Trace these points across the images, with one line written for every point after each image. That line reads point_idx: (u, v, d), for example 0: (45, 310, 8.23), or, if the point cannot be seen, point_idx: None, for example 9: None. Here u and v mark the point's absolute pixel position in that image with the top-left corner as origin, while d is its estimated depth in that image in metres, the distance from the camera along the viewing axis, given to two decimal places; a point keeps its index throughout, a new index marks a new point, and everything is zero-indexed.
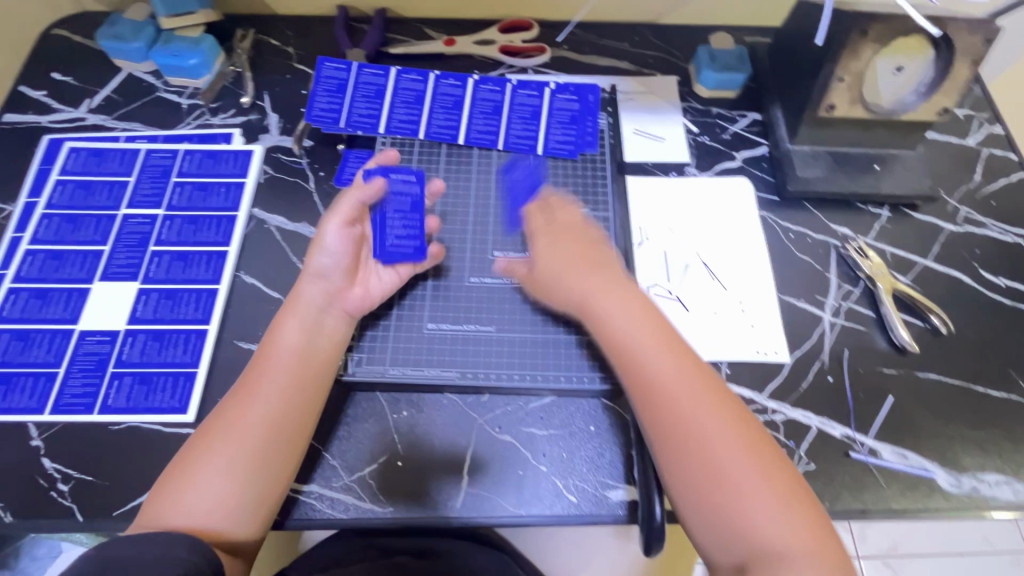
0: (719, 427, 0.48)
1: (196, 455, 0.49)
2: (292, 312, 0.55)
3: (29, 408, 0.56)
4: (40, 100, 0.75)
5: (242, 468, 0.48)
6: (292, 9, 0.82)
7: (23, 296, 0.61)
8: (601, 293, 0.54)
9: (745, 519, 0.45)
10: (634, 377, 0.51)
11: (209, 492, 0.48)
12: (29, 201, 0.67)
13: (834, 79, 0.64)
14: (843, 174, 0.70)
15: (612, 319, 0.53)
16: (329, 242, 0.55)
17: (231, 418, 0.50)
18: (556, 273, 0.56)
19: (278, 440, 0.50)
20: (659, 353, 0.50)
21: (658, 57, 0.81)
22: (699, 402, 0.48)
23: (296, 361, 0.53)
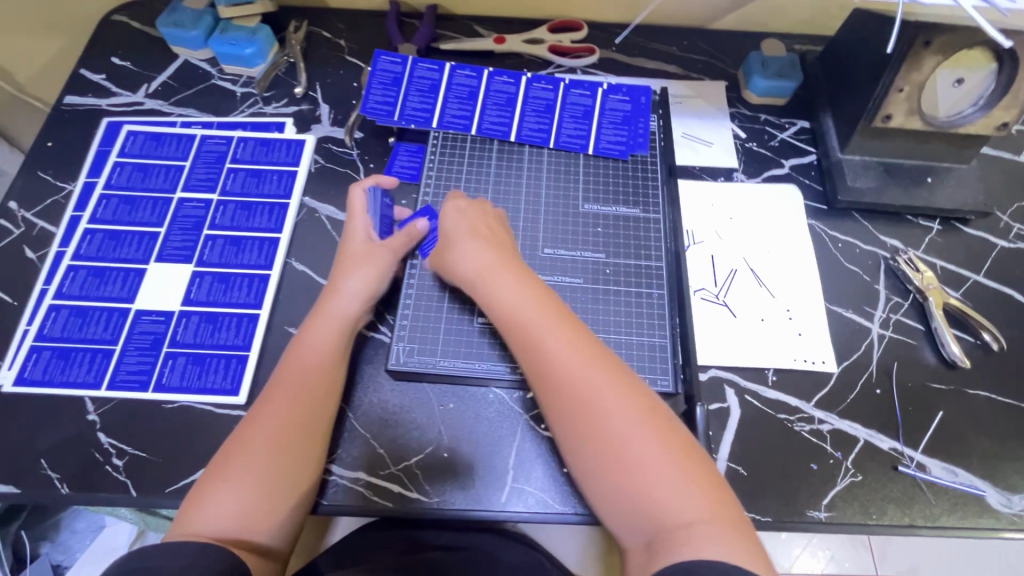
0: (615, 403, 0.46)
1: (225, 464, 0.48)
2: (321, 324, 0.56)
3: (86, 383, 0.57)
4: (100, 83, 0.76)
5: (279, 472, 0.48)
6: (345, 3, 0.83)
7: (81, 273, 0.63)
8: (498, 275, 0.53)
9: (644, 494, 0.43)
10: (529, 359, 0.49)
11: (241, 498, 0.47)
12: (89, 181, 0.69)
13: (893, 88, 0.63)
14: (894, 186, 0.70)
15: (503, 299, 0.52)
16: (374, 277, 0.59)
17: (262, 426, 0.50)
18: (457, 251, 0.55)
19: (300, 440, 0.51)
20: (551, 331, 0.49)
21: (706, 61, 0.81)
22: (592, 379, 0.47)
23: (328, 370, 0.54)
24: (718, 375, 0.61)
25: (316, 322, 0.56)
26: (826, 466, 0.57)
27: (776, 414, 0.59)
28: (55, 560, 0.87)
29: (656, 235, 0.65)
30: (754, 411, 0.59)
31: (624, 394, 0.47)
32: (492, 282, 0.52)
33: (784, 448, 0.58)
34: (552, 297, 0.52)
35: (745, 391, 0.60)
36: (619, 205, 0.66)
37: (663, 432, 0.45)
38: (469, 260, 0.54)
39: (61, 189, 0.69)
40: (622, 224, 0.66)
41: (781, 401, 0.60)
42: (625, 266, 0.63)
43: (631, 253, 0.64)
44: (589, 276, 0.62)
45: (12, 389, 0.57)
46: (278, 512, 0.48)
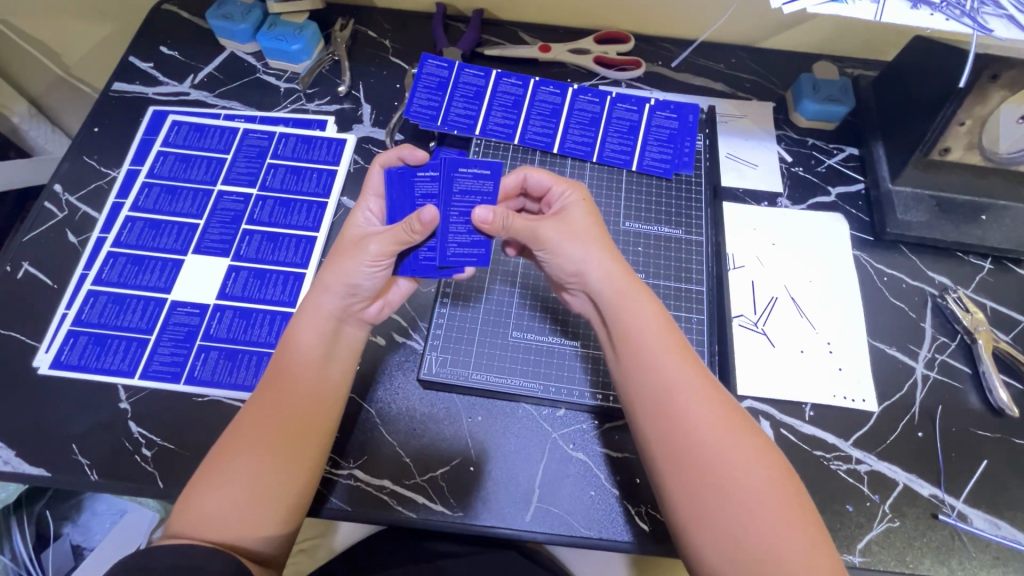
0: (738, 447, 0.43)
1: (216, 461, 0.47)
2: (309, 317, 0.53)
3: (120, 370, 0.58)
4: (147, 72, 0.77)
5: (263, 474, 0.46)
6: (392, 3, 0.83)
7: (120, 260, 0.63)
8: (624, 289, 0.50)
9: (763, 553, 0.40)
10: (645, 385, 0.46)
11: (230, 499, 0.45)
12: (132, 168, 0.69)
13: (954, 122, 0.60)
14: (947, 221, 0.67)
15: (630, 317, 0.49)
16: (362, 272, 0.52)
17: (250, 425, 0.48)
18: (575, 244, 0.52)
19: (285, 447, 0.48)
20: (669, 361, 0.47)
21: (755, 81, 0.79)
22: (715, 416, 0.44)
23: (319, 368, 0.51)
24: (754, 407, 0.59)
25: (310, 313, 0.53)
26: (862, 508, 0.55)
27: (812, 451, 0.57)
28: (75, 540, 0.89)
29: (697, 258, 0.64)
30: (790, 446, 0.58)
31: (748, 438, 0.44)
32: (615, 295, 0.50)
33: (819, 487, 0.56)
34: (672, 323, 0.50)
35: (781, 424, 0.59)
36: (660, 224, 0.66)
37: (785, 484, 0.43)
38: (585, 265, 0.51)
39: (104, 175, 0.70)
40: (663, 244, 0.65)
41: (818, 437, 0.58)
42: (664, 288, 0.62)
43: (670, 275, 0.63)
44: None
45: (48, 372, 0.58)
46: (262, 515, 0.46)
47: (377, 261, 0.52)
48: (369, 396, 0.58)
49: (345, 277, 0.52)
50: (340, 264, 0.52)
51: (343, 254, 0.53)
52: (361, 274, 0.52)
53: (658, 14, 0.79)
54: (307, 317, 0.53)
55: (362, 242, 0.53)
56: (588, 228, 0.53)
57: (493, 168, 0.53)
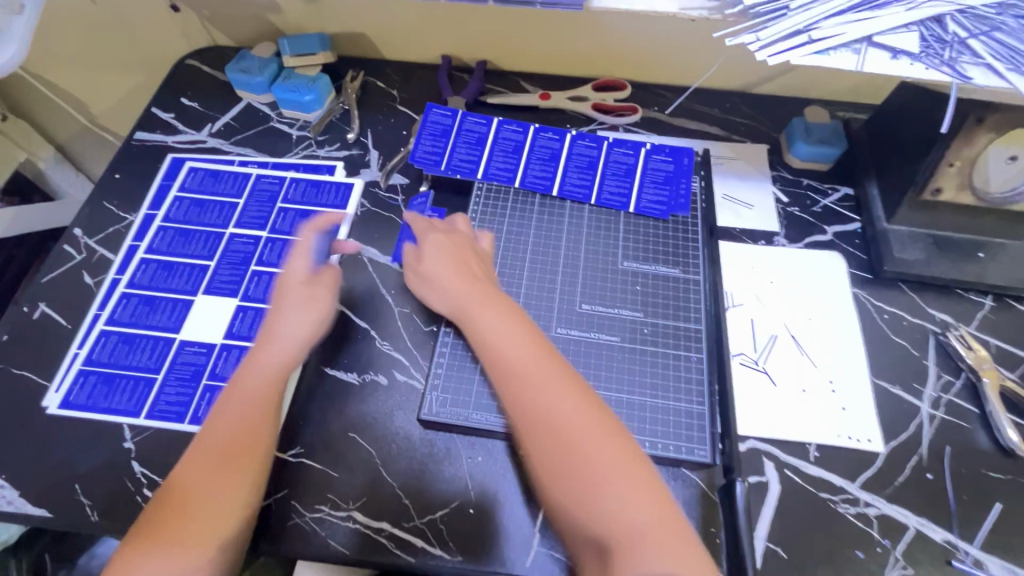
0: (583, 421, 0.48)
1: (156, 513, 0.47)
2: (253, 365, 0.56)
3: (126, 410, 0.59)
4: (168, 121, 0.81)
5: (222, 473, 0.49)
6: (400, 56, 0.87)
7: (133, 300, 0.65)
8: (483, 301, 0.56)
9: (600, 509, 0.44)
10: (503, 384, 0.52)
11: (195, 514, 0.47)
12: (149, 212, 0.72)
13: (943, 163, 0.62)
14: (943, 259, 0.68)
15: (481, 327, 0.55)
16: (292, 301, 0.59)
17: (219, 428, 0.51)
18: (440, 276, 0.59)
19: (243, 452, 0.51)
20: (516, 348, 0.52)
21: (748, 124, 0.82)
22: (562, 398, 0.49)
23: (265, 391, 0.54)
24: (757, 447, 0.59)
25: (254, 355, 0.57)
26: (873, 554, 0.54)
27: (819, 493, 0.56)
28: None
29: (695, 296, 0.65)
30: (795, 487, 0.57)
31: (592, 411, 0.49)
32: (472, 309, 0.56)
33: (826, 532, 0.54)
34: (523, 319, 0.56)
35: (785, 465, 0.58)
36: (658, 264, 0.67)
37: (629, 454, 0.47)
38: (444, 291, 0.58)
39: (122, 219, 0.72)
40: (661, 283, 0.66)
41: (823, 479, 0.57)
42: (662, 326, 0.63)
43: (669, 313, 0.64)
44: (626, 335, 0.62)
45: (57, 411, 0.59)
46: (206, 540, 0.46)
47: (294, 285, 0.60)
48: (370, 436, 0.58)
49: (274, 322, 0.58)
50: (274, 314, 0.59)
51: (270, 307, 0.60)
52: (285, 318, 0.58)
53: (653, 63, 0.83)
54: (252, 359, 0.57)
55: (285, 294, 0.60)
56: (445, 262, 0.60)
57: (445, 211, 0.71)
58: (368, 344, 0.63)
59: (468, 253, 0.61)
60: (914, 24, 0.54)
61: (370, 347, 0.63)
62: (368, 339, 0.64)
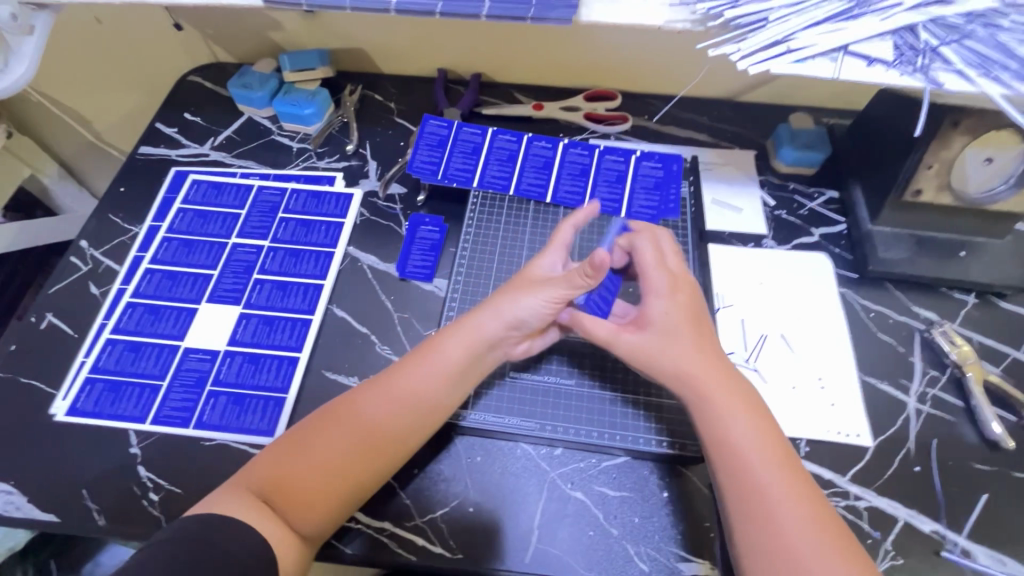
0: (826, 560, 0.44)
1: (303, 439, 0.51)
2: (460, 331, 0.56)
3: (131, 416, 0.60)
4: (171, 136, 0.83)
5: (353, 455, 0.50)
6: (397, 69, 0.90)
7: (138, 309, 0.67)
8: (717, 386, 0.52)
9: None
10: (734, 475, 0.48)
11: (319, 477, 0.49)
12: (154, 224, 0.74)
13: (922, 165, 0.64)
14: (927, 258, 0.70)
15: (730, 423, 0.50)
16: (529, 308, 0.56)
17: (382, 408, 0.52)
18: (676, 342, 0.55)
19: (385, 447, 0.52)
20: (757, 451, 0.49)
21: (736, 131, 0.84)
22: (801, 523, 0.45)
23: (432, 397, 0.54)
24: None
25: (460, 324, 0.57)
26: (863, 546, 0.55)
27: None
28: None
29: None
30: None
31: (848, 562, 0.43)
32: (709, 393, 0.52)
33: None
34: (776, 431, 0.51)
35: None
36: None
37: None
38: (675, 355, 0.54)
39: (127, 231, 0.74)
40: None
41: (814, 473, 0.58)
42: None
43: None
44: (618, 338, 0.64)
45: (64, 419, 0.60)
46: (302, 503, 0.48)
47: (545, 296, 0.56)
48: None
49: (508, 310, 0.56)
50: (512, 296, 0.57)
51: (509, 288, 0.58)
52: (524, 310, 0.56)
53: (642, 74, 0.85)
54: (455, 328, 0.57)
55: (538, 281, 0.57)
56: (678, 321, 0.56)
57: (439, 227, 0.73)
58: (369, 349, 0.65)
59: (693, 283, 0.60)
60: (888, 33, 0.56)
61: (370, 352, 0.65)
62: (368, 344, 0.65)
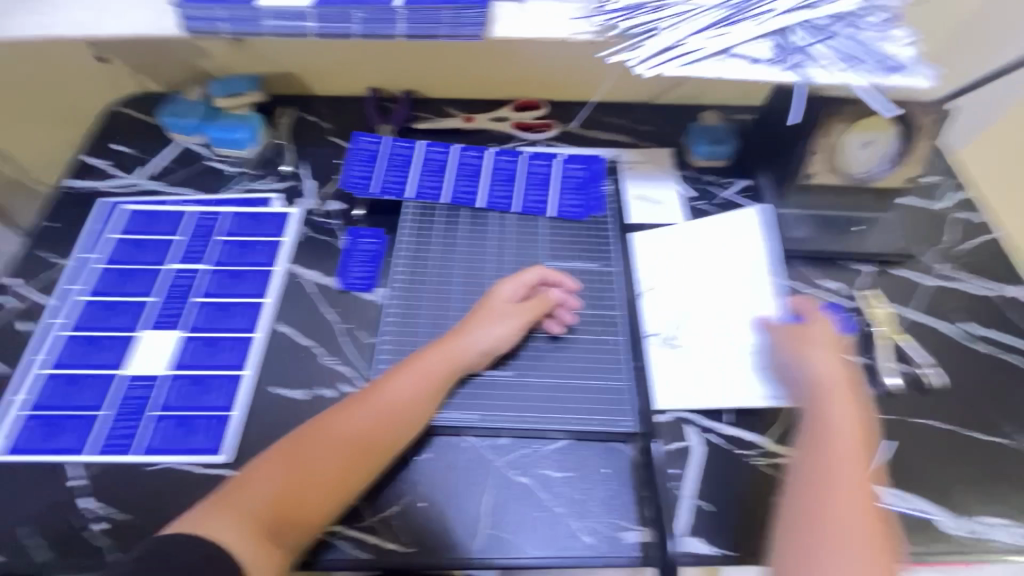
0: (851, 522, 0.47)
1: (291, 457, 0.52)
2: (440, 351, 0.61)
3: (71, 448, 0.59)
4: (101, 167, 0.83)
5: (333, 468, 0.53)
6: (328, 90, 0.92)
7: (73, 342, 0.66)
8: (846, 388, 0.56)
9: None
10: (810, 449, 0.52)
11: (300, 489, 0.51)
12: (86, 256, 0.73)
13: (810, 151, 0.72)
14: (826, 234, 0.77)
15: (834, 410, 0.54)
16: (494, 332, 0.63)
17: (362, 421, 0.55)
18: (818, 346, 0.59)
19: (365, 460, 0.54)
20: (857, 446, 0.52)
21: (653, 131, 0.91)
22: (852, 502, 0.48)
23: (410, 412, 0.57)
24: (679, 416, 0.64)
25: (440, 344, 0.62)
26: None
27: (734, 449, 0.62)
28: None
29: (613, 287, 0.72)
30: (712, 447, 0.62)
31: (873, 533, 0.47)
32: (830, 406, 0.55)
33: (747, 485, 0.59)
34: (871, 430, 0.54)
35: (703, 429, 0.63)
36: (577, 261, 0.74)
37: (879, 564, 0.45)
38: (822, 364, 0.58)
39: (58, 264, 0.74)
40: (584, 278, 0.72)
41: (738, 436, 0.62)
42: (584, 315, 0.69)
43: (591, 303, 0.70)
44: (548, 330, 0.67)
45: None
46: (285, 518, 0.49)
47: (508, 321, 0.64)
48: None
49: (480, 333, 0.63)
50: (480, 320, 0.63)
51: (481, 313, 0.64)
52: (489, 333, 0.63)
53: (563, 83, 0.91)
54: (438, 348, 0.62)
55: (503, 309, 0.65)
56: (835, 342, 0.59)
57: (378, 238, 0.75)
58: (314, 361, 0.67)
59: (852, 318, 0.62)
60: (765, 36, 0.63)
61: (315, 364, 0.66)
62: (313, 356, 0.67)
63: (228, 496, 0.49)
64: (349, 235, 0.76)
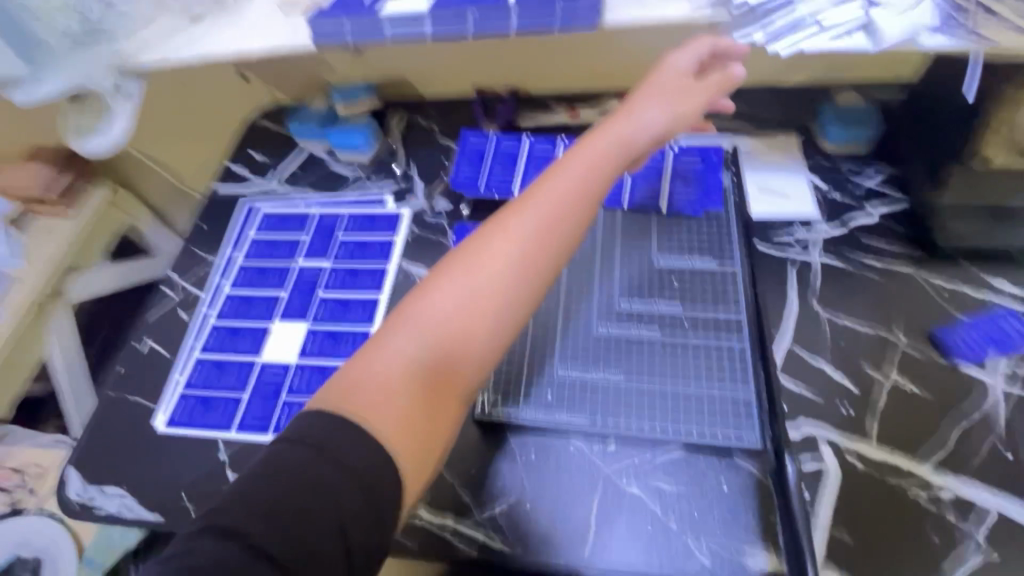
0: None
1: (455, 280, 0.46)
2: (591, 146, 0.53)
3: (220, 426, 0.67)
4: (242, 174, 0.93)
5: (488, 288, 0.46)
6: (436, 94, 0.95)
7: (221, 331, 0.74)
8: None
9: None
10: None
11: (453, 303, 0.45)
12: (231, 254, 0.82)
13: (980, 132, 0.60)
14: (1002, 231, 0.65)
15: None
16: (655, 118, 0.56)
17: (517, 227, 0.48)
18: None
19: (527, 275, 0.47)
20: None
21: (778, 117, 0.82)
22: None
23: (569, 219, 0.49)
24: (813, 433, 0.57)
25: (599, 134, 0.55)
26: (952, 540, 0.51)
27: (884, 477, 0.54)
28: None
29: (734, 286, 0.66)
30: (856, 473, 0.54)
31: None
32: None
33: (900, 520, 0.52)
34: None
35: (845, 451, 0.56)
36: (694, 258, 0.69)
37: None
38: None
39: (210, 262, 0.83)
40: (701, 276, 0.67)
41: (888, 463, 0.54)
42: (702, 316, 0.64)
43: (708, 303, 0.65)
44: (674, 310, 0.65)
45: (165, 431, 0.68)
46: (442, 346, 0.44)
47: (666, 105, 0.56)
48: None
49: (638, 125, 0.55)
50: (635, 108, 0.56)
51: (639, 96, 0.58)
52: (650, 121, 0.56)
53: None
54: (598, 135, 0.55)
55: (662, 91, 0.57)
56: None
57: None
58: None
59: None
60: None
61: None
62: None
63: (386, 327, 0.45)
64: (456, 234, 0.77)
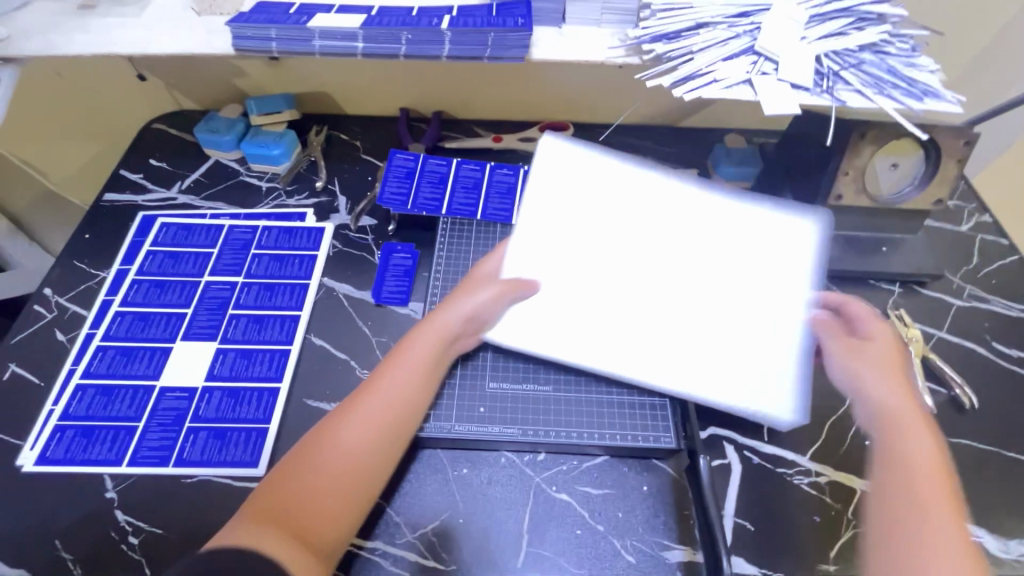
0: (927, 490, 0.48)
1: (308, 457, 0.51)
2: (426, 332, 0.60)
3: (107, 460, 0.59)
4: (138, 181, 0.84)
5: (341, 462, 0.51)
6: (360, 111, 0.94)
7: (109, 353, 0.66)
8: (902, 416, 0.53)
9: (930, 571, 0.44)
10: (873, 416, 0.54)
11: (314, 475, 0.50)
12: (122, 268, 0.74)
13: (839, 173, 0.72)
14: (854, 255, 0.78)
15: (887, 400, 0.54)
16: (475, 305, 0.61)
17: (364, 408, 0.54)
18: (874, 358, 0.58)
19: (377, 450, 0.53)
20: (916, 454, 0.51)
21: (679, 153, 0.92)
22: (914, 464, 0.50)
23: (404, 397, 0.56)
24: (717, 433, 0.64)
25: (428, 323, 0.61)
26: (829, 518, 0.58)
27: (776, 468, 0.61)
28: None
29: None
30: (753, 466, 0.61)
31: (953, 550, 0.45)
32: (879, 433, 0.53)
33: (788, 505, 0.59)
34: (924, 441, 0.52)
35: (743, 447, 0.63)
36: None
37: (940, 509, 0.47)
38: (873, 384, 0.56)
39: (95, 276, 0.74)
40: None
41: (778, 455, 0.62)
42: None
43: None
44: None
45: (33, 469, 0.58)
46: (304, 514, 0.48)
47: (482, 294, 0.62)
48: None
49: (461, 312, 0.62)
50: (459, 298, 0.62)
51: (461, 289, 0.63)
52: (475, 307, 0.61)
53: (589, 105, 0.93)
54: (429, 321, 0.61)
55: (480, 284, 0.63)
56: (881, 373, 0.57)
57: (412, 254, 0.76)
58: (350, 374, 0.66)
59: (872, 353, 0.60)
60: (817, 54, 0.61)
61: (351, 377, 0.66)
62: (349, 370, 0.67)
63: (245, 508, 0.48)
64: (383, 249, 0.76)
